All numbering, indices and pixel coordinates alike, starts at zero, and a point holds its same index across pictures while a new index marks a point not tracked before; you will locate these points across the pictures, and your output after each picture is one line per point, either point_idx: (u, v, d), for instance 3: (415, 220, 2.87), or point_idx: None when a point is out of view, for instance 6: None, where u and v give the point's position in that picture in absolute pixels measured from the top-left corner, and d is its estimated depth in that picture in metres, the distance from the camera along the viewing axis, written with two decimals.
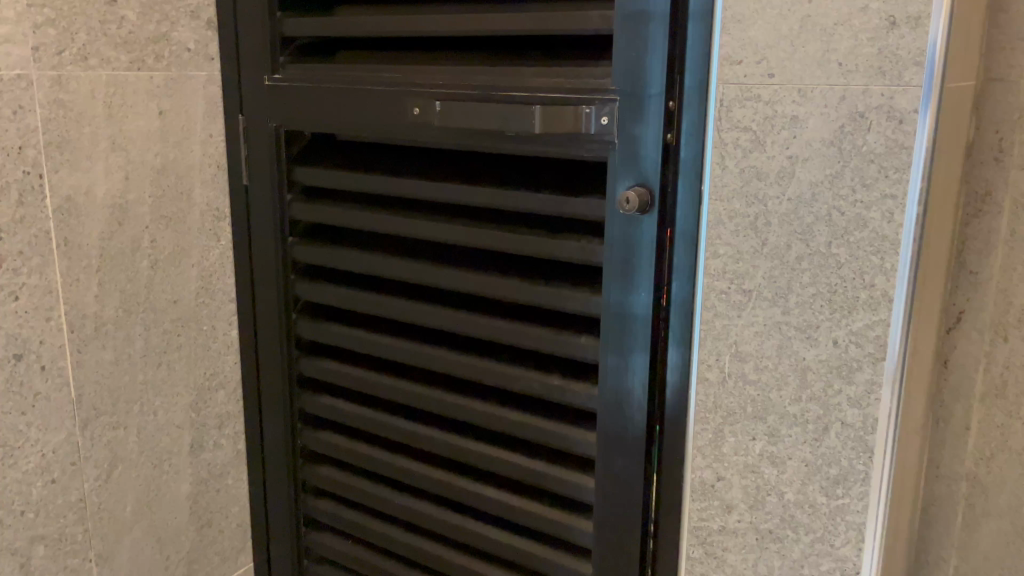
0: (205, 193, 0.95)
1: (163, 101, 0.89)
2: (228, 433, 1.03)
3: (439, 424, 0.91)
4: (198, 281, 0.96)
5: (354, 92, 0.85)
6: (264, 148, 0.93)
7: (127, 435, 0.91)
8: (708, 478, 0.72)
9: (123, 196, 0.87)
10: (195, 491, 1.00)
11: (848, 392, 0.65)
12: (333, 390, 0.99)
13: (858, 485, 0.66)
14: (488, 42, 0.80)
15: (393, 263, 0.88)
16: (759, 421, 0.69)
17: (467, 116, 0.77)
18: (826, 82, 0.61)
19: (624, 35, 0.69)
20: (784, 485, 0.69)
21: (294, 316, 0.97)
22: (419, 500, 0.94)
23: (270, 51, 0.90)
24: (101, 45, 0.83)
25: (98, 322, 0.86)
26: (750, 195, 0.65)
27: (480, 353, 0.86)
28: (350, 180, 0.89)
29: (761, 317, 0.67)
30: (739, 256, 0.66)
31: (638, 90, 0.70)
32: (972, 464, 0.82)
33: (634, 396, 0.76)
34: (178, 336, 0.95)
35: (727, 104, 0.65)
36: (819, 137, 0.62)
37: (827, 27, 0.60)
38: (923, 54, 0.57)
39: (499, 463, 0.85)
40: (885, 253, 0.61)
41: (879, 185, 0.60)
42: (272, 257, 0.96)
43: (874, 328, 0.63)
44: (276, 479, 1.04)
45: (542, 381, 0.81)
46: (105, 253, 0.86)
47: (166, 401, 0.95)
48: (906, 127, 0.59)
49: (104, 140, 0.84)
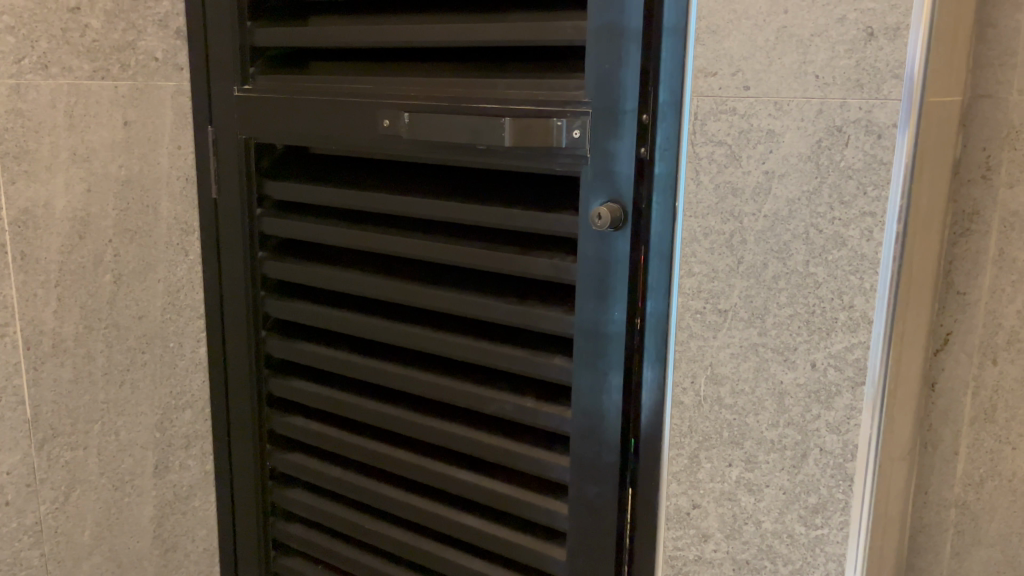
0: (172, 206, 0.93)
1: (128, 112, 0.87)
2: (196, 453, 1.00)
3: (411, 447, 0.88)
4: (164, 296, 0.94)
5: (324, 103, 0.83)
6: (232, 160, 0.90)
7: (86, 455, 0.89)
8: (684, 505, 0.69)
9: (85, 209, 0.85)
10: (159, 513, 0.97)
11: (827, 417, 0.62)
12: (303, 410, 0.96)
13: (837, 514, 0.63)
14: (460, 53, 0.77)
15: (363, 279, 0.86)
16: (736, 447, 0.66)
17: (436, 128, 0.75)
18: (802, 95, 0.58)
19: (596, 46, 0.67)
20: (761, 514, 0.66)
21: (264, 333, 0.95)
22: (389, 525, 0.91)
23: (240, 62, 0.88)
24: (63, 54, 0.81)
25: (56, 339, 0.84)
26: (725, 212, 0.62)
27: (452, 373, 0.83)
28: (320, 194, 0.87)
29: (737, 338, 0.64)
30: (714, 275, 0.64)
31: (611, 103, 0.67)
32: (961, 490, 0.79)
33: (608, 419, 0.73)
34: (142, 353, 0.93)
35: (702, 117, 0.62)
36: (796, 152, 0.59)
37: (803, 38, 0.58)
38: (901, 67, 0.55)
39: (470, 487, 0.82)
40: (864, 273, 0.59)
41: (857, 203, 0.58)
42: (240, 273, 0.93)
43: (854, 351, 0.60)
44: (244, 502, 1.00)
45: (514, 402, 0.78)
46: (65, 269, 0.84)
47: (129, 420, 0.93)
48: (885, 142, 0.56)
49: (64, 151, 0.83)
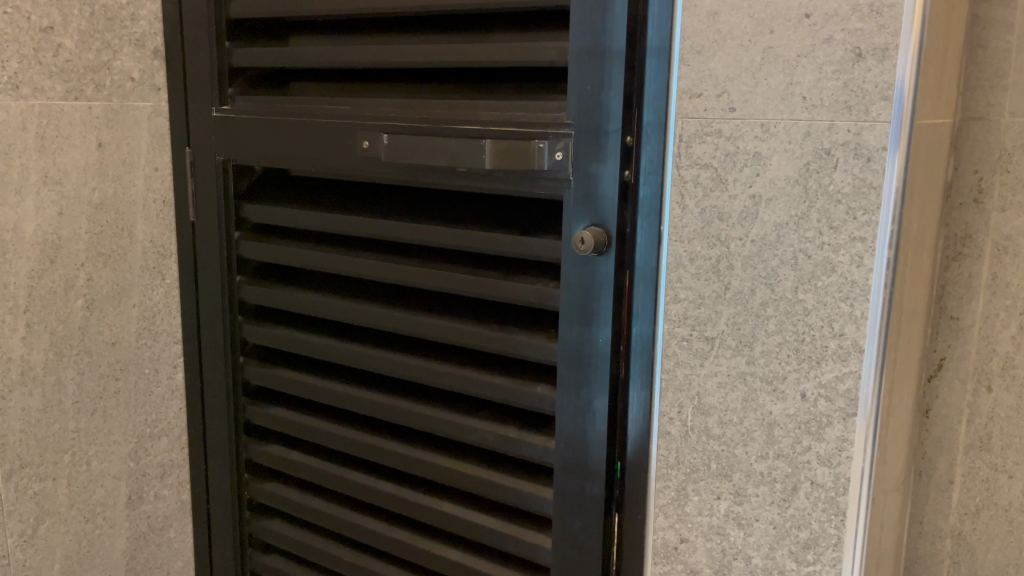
0: (148, 229, 0.91)
1: (102, 133, 0.85)
2: (171, 483, 0.97)
3: (392, 477, 0.85)
4: (140, 321, 0.91)
5: (303, 124, 0.81)
6: (210, 181, 0.88)
7: (56, 486, 0.87)
8: (671, 539, 0.67)
9: (56, 233, 0.83)
10: (132, 546, 0.94)
11: (818, 449, 0.60)
12: (283, 439, 0.93)
13: (830, 551, 0.60)
14: (441, 74, 0.76)
15: (343, 305, 0.83)
16: (724, 479, 0.63)
17: (416, 150, 0.73)
18: (789, 117, 0.57)
19: (580, 67, 0.66)
20: (751, 549, 0.63)
21: (242, 359, 0.92)
22: (369, 558, 0.88)
23: (218, 82, 0.86)
24: (34, 74, 0.80)
25: (25, 367, 0.82)
26: (711, 236, 0.61)
27: (434, 402, 0.81)
28: (299, 218, 0.84)
29: (724, 367, 0.62)
30: (700, 301, 0.62)
31: (594, 125, 0.66)
32: (956, 520, 0.77)
33: (592, 450, 0.71)
34: (115, 380, 0.90)
35: (687, 140, 0.61)
36: (783, 175, 0.58)
37: (790, 59, 0.56)
38: (891, 88, 0.53)
39: (451, 521, 0.80)
40: (855, 300, 0.57)
41: (846, 227, 0.56)
42: (218, 297, 0.91)
43: (845, 381, 0.58)
44: (221, 533, 0.97)
45: (496, 432, 0.76)
46: (34, 294, 0.82)
47: (101, 450, 0.90)
48: (874, 165, 0.55)
49: (35, 174, 0.81)
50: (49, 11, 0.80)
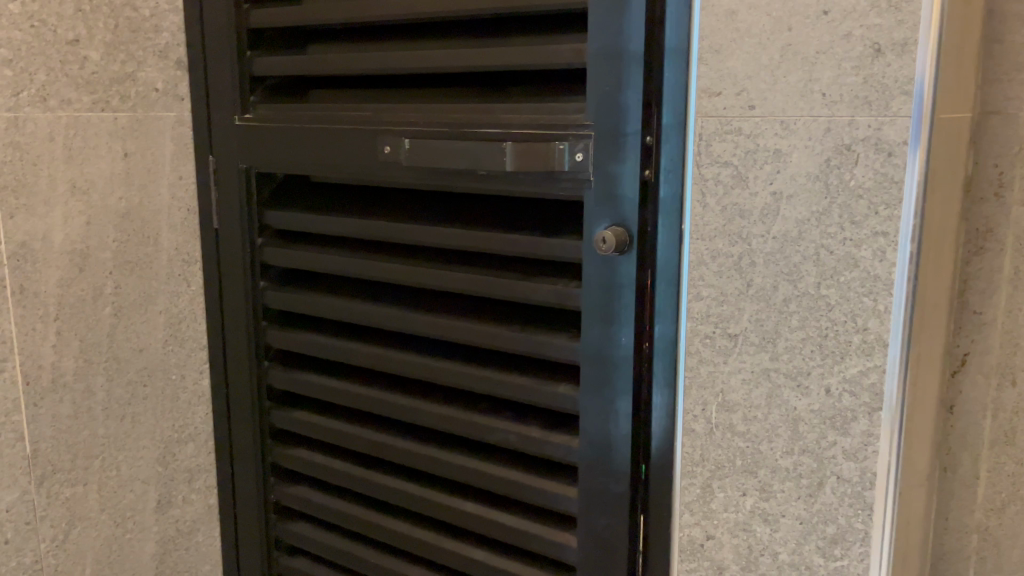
0: (173, 237, 0.92)
1: (128, 143, 0.87)
2: (198, 487, 0.99)
3: (416, 478, 0.86)
4: (166, 327, 0.93)
5: (324, 131, 0.82)
6: (233, 189, 0.90)
7: (87, 491, 0.88)
8: (697, 536, 0.67)
9: (83, 241, 0.84)
10: (161, 550, 0.95)
11: (843, 444, 0.60)
12: (307, 442, 0.94)
13: (857, 545, 0.60)
14: (460, 78, 0.77)
15: (365, 308, 0.84)
16: (750, 476, 0.64)
17: (438, 153, 0.74)
18: (809, 114, 0.57)
19: (597, 69, 0.66)
20: (778, 545, 0.64)
21: (266, 364, 0.93)
22: (394, 559, 0.88)
23: (240, 93, 0.88)
24: (61, 86, 0.81)
25: (56, 374, 0.83)
26: (733, 234, 0.61)
27: (456, 404, 0.81)
28: (320, 224, 0.86)
29: (748, 363, 0.62)
30: (723, 299, 0.62)
31: (613, 126, 0.66)
32: (982, 515, 0.76)
33: (616, 449, 0.71)
34: (143, 387, 0.92)
35: (707, 138, 0.61)
36: (804, 171, 0.58)
37: (809, 55, 0.56)
38: (911, 83, 0.54)
39: (477, 521, 0.80)
40: (878, 294, 0.57)
41: (868, 222, 0.56)
42: (242, 302, 0.92)
43: (870, 375, 0.58)
44: (248, 535, 0.99)
45: (519, 433, 0.77)
46: (63, 302, 0.83)
47: (130, 455, 0.91)
48: (895, 160, 0.55)
49: (63, 183, 0.82)
50: (74, 24, 0.82)
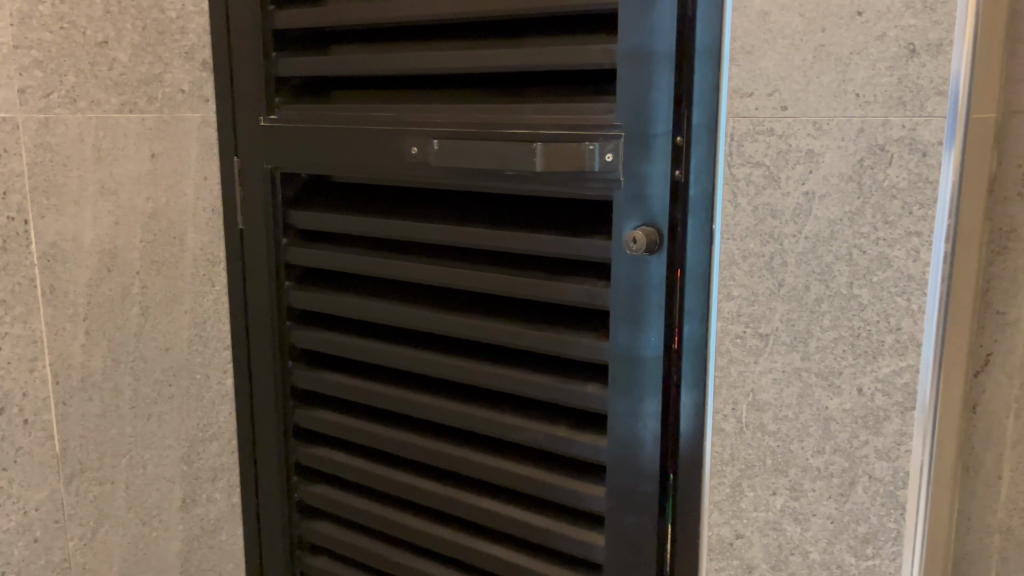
0: (199, 237, 0.92)
1: (155, 144, 0.88)
2: (222, 486, 0.99)
3: (441, 477, 0.86)
4: (191, 327, 0.94)
5: (351, 132, 0.83)
6: (258, 189, 0.90)
7: (114, 490, 0.90)
8: (727, 535, 0.67)
9: (111, 241, 0.87)
10: (186, 547, 0.97)
11: (875, 443, 0.60)
12: (330, 442, 0.95)
13: (889, 544, 0.61)
14: (485, 78, 0.77)
15: (391, 307, 0.85)
16: (781, 475, 0.64)
17: (466, 154, 0.75)
18: (842, 114, 0.57)
19: (627, 70, 0.67)
20: (809, 544, 0.64)
21: (290, 363, 0.94)
22: (419, 557, 0.89)
23: (265, 94, 0.88)
24: (91, 87, 0.84)
25: (85, 372, 0.86)
26: (764, 233, 0.61)
27: (483, 403, 0.82)
28: (345, 224, 0.86)
29: (779, 363, 0.62)
30: (754, 298, 0.62)
31: (643, 126, 0.67)
32: (1004, 515, 0.74)
33: (645, 447, 0.71)
34: (168, 386, 0.93)
35: (738, 139, 0.61)
36: (837, 171, 0.58)
37: (842, 56, 0.57)
38: (946, 84, 0.54)
39: (503, 520, 0.81)
40: (911, 294, 0.57)
41: (902, 222, 0.56)
42: (267, 300, 0.92)
43: (902, 374, 0.58)
44: (270, 534, 0.99)
45: (547, 432, 0.77)
46: (92, 303, 0.86)
47: (156, 453, 0.93)
48: (929, 160, 0.55)
49: (92, 184, 0.85)
50: (103, 25, 0.84)
